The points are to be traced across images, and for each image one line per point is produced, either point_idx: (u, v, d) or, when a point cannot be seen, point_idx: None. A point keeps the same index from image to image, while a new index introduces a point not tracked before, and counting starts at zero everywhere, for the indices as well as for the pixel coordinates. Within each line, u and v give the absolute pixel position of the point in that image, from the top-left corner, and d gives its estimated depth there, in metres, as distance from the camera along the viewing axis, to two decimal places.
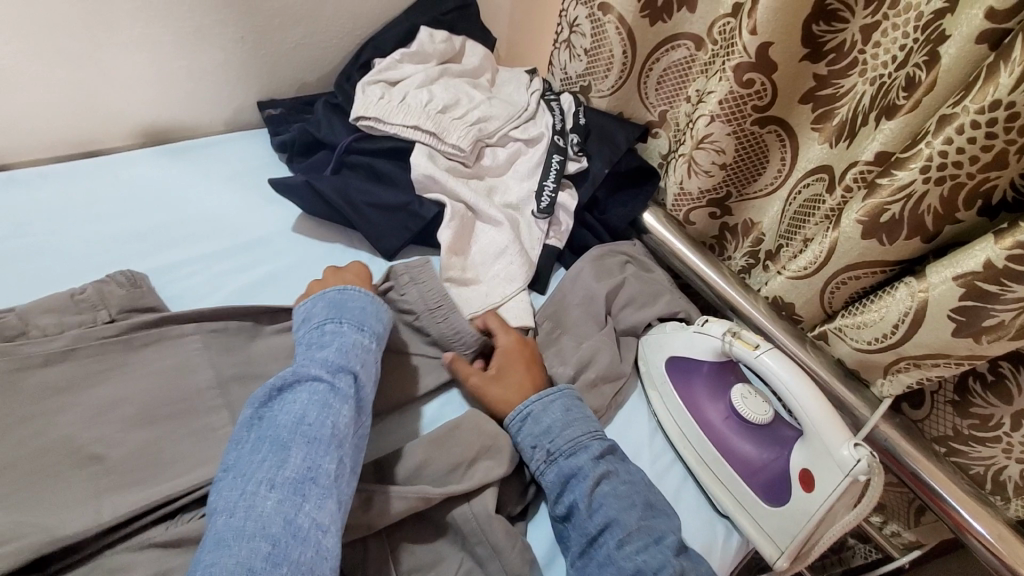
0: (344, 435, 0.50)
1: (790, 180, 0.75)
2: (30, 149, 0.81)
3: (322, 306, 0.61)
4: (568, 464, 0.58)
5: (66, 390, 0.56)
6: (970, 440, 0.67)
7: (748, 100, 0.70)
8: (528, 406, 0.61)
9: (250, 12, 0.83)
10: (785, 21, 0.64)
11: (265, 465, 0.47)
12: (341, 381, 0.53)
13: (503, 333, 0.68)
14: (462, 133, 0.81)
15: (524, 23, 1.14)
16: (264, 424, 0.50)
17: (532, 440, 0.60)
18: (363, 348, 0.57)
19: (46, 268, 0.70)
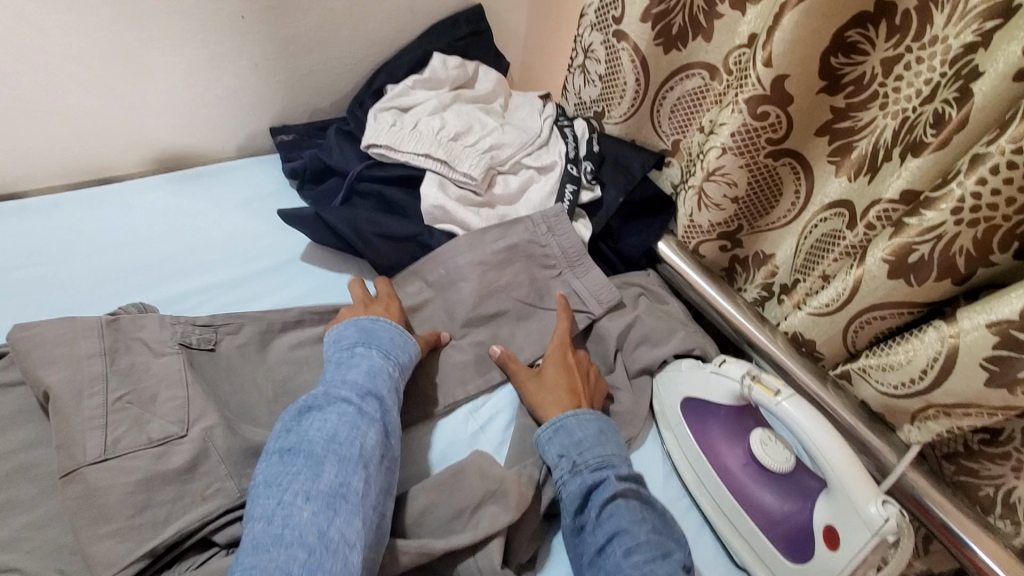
0: (372, 457, 0.51)
1: (806, 214, 0.72)
2: (44, 176, 0.81)
3: (355, 331, 0.63)
4: (592, 476, 0.56)
5: None
6: (982, 457, 0.62)
7: (762, 133, 0.68)
8: (565, 418, 0.61)
9: (263, 40, 0.84)
10: (801, 54, 0.62)
11: (300, 477, 0.47)
12: (368, 405, 0.54)
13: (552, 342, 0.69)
14: (474, 161, 0.80)
15: (539, 47, 1.13)
16: (295, 437, 0.50)
17: (560, 448, 0.59)
18: (387, 378, 0.59)
19: (55, 297, 0.70)
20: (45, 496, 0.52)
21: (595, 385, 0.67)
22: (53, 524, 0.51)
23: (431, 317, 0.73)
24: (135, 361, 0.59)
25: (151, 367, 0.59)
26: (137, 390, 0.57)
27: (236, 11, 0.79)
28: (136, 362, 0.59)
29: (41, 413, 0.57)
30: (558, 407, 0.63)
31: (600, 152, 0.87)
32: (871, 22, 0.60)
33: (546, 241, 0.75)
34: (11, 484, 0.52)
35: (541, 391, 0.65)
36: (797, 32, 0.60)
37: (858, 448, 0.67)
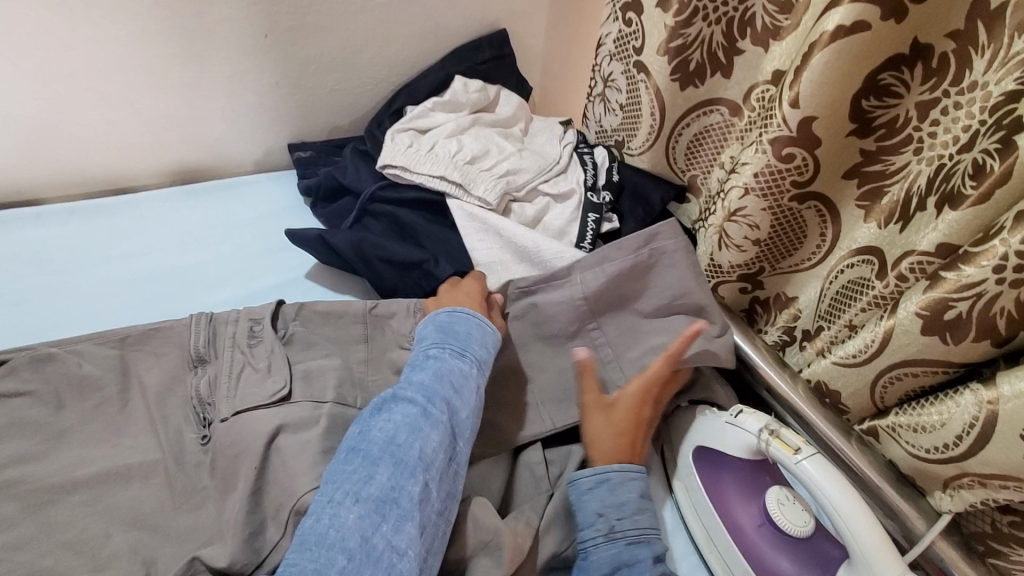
0: (435, 462, 0.49)
1: (830, 260, 0.69)
2: (66, 183, 0.82)
3: (434, 329, 0.61)
4: (628, 551, 0.53)
5: (59, 448, 0.54)
6: (1011, 540, 0.57)
7: (787, 175, 0.65)
8: (609, 473, 0.57)
9: (286, 59, 0.84)
10: (831, 95, 0.58)
11: (352, 477, 0.47)
12: (434, 407, 0.52)
13: (642, 377, 0.62)
14: (490, 185, 0.79)
15: (562, 74, 1.11)
16: (359, 436, 0.50)
17: (601, 506, 0.55)
18: (461, 374, 0.56)
19: (70, 306, 0.69)
20: (24, 516, 0.49)
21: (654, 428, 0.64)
22: (33, 546, 0.48)
23: None
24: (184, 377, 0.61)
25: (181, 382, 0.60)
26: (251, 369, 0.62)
27: (260, 30, 0.79)
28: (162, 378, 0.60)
29: (31, 426, 0.54)
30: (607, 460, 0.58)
31: (619, 182, 0.85)
32: (906, 64, 0.56)
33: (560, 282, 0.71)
34: None
35: (603, 427, 0.60)
36: (827, 73, 0.57)
37: (883, 510, 0.62)
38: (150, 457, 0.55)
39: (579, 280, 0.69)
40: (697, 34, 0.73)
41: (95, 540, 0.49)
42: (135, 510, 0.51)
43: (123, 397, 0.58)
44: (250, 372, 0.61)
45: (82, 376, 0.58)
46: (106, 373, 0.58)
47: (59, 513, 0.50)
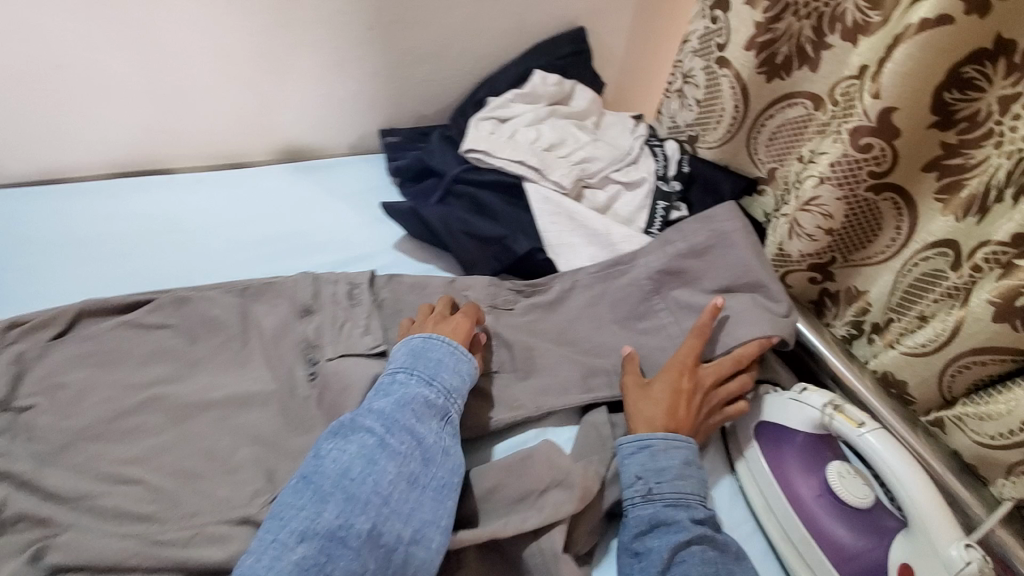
0: (388, 495, 0.49)
1: (905, 252, 0.69)
2: (188, 156, 0.92)
3: (403, 354, 0.61)
4: (665, 511, 0.57)
5: (193, 374, 0.63)
6: None
7: (864, 165, 0.67)
8: (652, 439, 0.60)
9: (386, 51, 0.92)
10: (914, 87, 0.61)
11: (300, 514, 0.46)
12: (392, 437, 0.52)
13: (683, 349, 0.66)
14: (565, 170, 0.86)
15: (634, 72, 1.16)
16: (313, 466, 0.50)
17: (640, 469, 0.59)
18: (425, 405, 0.56)
19: (195, 260, 0.78)
20: (170, 425, 0.58)
21: (714, 405, 0.65)
22: (177, 449, 0.57)
23: (507, 315, 0.76)
24: (292, 326, 0.69)
25: (292, 329, 0.69)
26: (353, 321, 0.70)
27: (366, 23, 0.88)
28: (275, 323, 0.68)
29: (173, 354, 0.64)
30: (648, 429, 0.62)
31: (690, 173, 0.89)
32: (990, 59, 0.58)
33: (628, 264, 0.77)
34: (143, 410, 0.59)
35: (642, 400, 0.64)
36: (910, 65, 0.60)
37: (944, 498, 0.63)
38: (267, 387, 0.63)
39: (645, 266, 0.76)
40: (786, 29, 0.77)
41: (225, 451, 0.57)
42: (256, 431, 0.60)
43: (244, 338, 0.67)
44: (350, 328, 0.69)
45: (213, 317, 0.67)
46: (230, 316, 0.67)
47: (196, 426, 0.59)
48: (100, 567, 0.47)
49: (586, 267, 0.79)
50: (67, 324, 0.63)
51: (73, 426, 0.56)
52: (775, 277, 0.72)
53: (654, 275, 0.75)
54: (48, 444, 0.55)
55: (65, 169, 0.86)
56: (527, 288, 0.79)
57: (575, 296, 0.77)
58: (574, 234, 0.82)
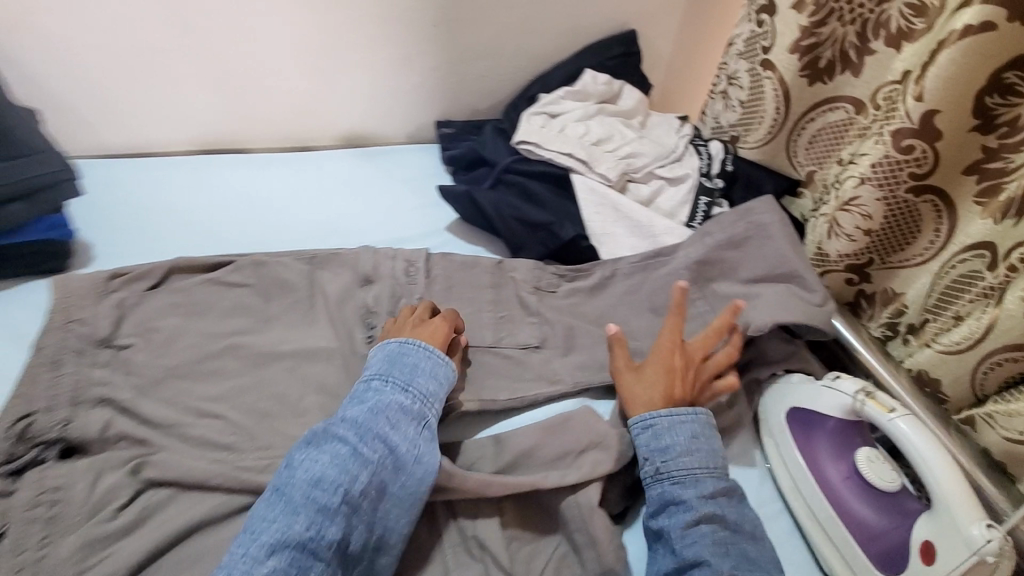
0: (357, 506, 0.51)
1: (945, 252, 0.71)
2: (261, 138, 1.00)
3: (380, 359, 0.62)
4: (673, 489, 0.59)
5: (266, 328, 0.69)
6: None
7: (905, 166, 0.70)
8: (653, 418, 0.63)
9: (448, 47, 0.99)
10: (956, 91, 0.63)
11: (270, 528, 0.48)
12: (364, 447, 0.53)
13: (666, 328, 0.68)
14: (611, 164, 0.90)
15: (681, 74, 1.19)
16: (285, 477, 0.51)
17: (647, 450, 0.62)
18: (400, 412, 0.57)
19: (267, 230, 0.85)
20: (247, 371, 0.65)
21: (706, 378, 0.67)
22: (253, 392, 0.63)
23: (550, 297, 0.80)
24: (353, 293, 0.75)
25: (354, 295, 0.75)
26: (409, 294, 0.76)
27: (431, 21, 0.95)
28: (339, 288, 0.74)
29: (249, 310, 0.70)
30: (645, 409, 0.64)
31: (733, 172, 0.92)
32: None
33: (670, 254, 0.81)
34: (225, 356, 0.65)
35: (634, 384, 0.66)
36: (952, 69, 0.62)
37: None
38: (330, 344, 0.69)
39: (686, 254, 0.79)
40: (831, 33, 0.80)
41: (294, 396, 0.64)
42: (321, 382, 0.66)
43: (311, 300, 0.73)
44: (407, 299, 0.75)
45: (285, 280, 0.73)
46: (300, 281, 0.74)
47: (270, 373, 0.65)
48: (190, 481, 0.54)
49: (627, 256, 0.83)
50: (160, 278, 0.70)
51: (166, 365, 0.63)
52: (813, 271, 0.75)
53: (694, 264, 0.78)
54: (144, 377, 0.62)
55: (156, 145, 0.94)
56: (571, 273, 0.83)
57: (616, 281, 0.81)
58: (617, 224, 0.87)
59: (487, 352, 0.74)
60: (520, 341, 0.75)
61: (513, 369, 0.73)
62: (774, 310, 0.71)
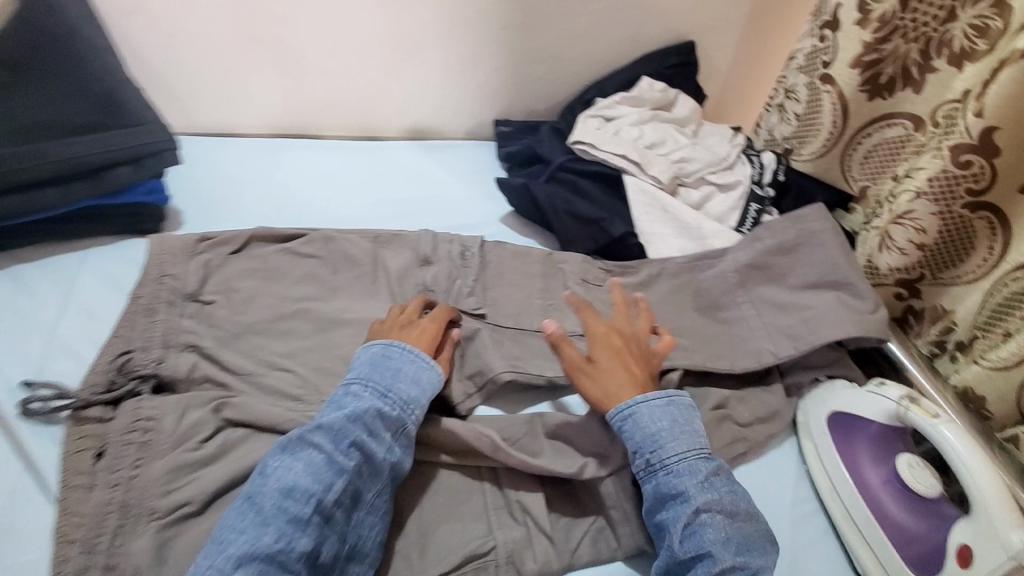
0: (330, 515, 0.51)
1: (999, 270, 0.71)
2: (333, 126, 1.06)
3: (361, 362, 0.61)
4: (668, 481, 0.59)
5: (332, 297, 0.75)
6: None
7: (962, 181, 0.70)
8: (635, 407, 0.62)
9: (513, 50, 1.04)
10: (1018, 108, 0.64)
11: (239, 539, 0.48)
12: (339, 455, 0.53)
13: (592, 320, 0.70)
14: (663, 168, 0.93)
15: (736, 87, 1.22)
16: (257, 485, 0.51)
17: (636, 444, 0.61)
18: (379, 419, 0.57)
19: (336, 210, 0.91)
20: (316, 333, 0.70)
21: (648, 352, 0.69)
22: (320, 353, 0.68)
23: (597, 290, 0.83)
24: (412, 271, 0.80)
25: (413, 273, 0.80)
26: (464, 276, 0.81)
27: (500, 24, 1.00)
28: (400, 266, 0.79)
29: (318, 279, 0.76)
30: (620, 399, 0.64)
31: (785, 182, 0.94)
32: None
33: (717, 257, 0.83)
34: (295, 318, 0.71)
35: (596, 378, 0.66)
36: (1014, 87, 0.63)
37: None
38: (390, 316, 0.74)
39: (732, 261, 0.82)
40: (893, 50, 0.81)
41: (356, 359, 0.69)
42: None
43: (374, 275, 0.78)
44: (462, 282, 0.80)
45: (351, 255, 0.78)
46: (364, 256, 0.79)
47: (335, 337, 0.70)
48: (264, 424, 0.59)
49: (674, 256, 0.85)
50: (242, 244, 0.76)
51: (244, 321, 0.69)
52: (863, 279, 0.76)
53: (741, 267, 0.80)
54: (224, 331, 0.68)
55: (239, 126, 1.02)
56: (617, 269, 0.86)
57: (663, 277, 0.84)
58: (666, 226, 0.89)
59: (535, 335, 0.77)
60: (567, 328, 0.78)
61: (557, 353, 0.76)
62: (825, 326, 0.74)
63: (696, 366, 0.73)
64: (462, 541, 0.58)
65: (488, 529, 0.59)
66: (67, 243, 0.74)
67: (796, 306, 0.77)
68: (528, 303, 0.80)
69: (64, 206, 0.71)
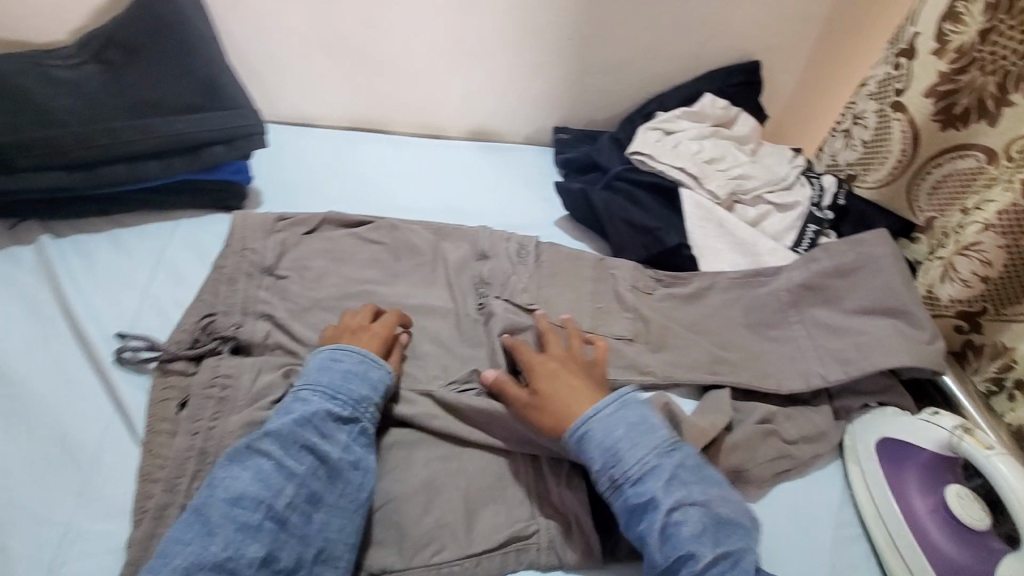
0: (285, 520, 0.51)
1: None
2: (399, 122, 1.11)
3: (310, 368, 0.62)
4: (636, 491, 0.56)
5: (393, 282, 0.78)
6: None
7: None
8: (587, 421, 0.60)
9: (579, 60, 1.06)
10: None
11: (187, 550, 0.48)
12: (288, 459, 0.54)
13: (524, 351, 0.69)
14: (721, 184, 0.94)
15: (798, 109, 1.21)
16: (206, 497, 0.51)
17: (596, 464, 0.58)
18: (327, 421, 0.57)
19: (400, 202, 0.96)
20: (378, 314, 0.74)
21: (590, 370, 0.68)
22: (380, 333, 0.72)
23: (647, 297, 0.84)
24: (469, 264, 0.83)
25: (470, 266, 0.83)
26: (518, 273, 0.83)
27: (569, 35, 1.03)
28: (459, 258, 0.83)
29: (382, 265, 0.80)
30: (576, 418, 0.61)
31: (845, 207, 0.94)
32: None
33: (771, 275, 0.83)
34: (360, 299, 0.75)
35: (550, 401, 0.63)
36: None
37: None
38: (447, 305, 0.77)
39: (786, 280, 0.82)
40: (970, 82, 0.80)
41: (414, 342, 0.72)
42: (437, 335, 0.74)
43: (433, 265, 0.82)
44: (517, 278, 0.82)
45: (413, 244, 0.82)
46: (425, 246, 0.82)
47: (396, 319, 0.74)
48: None
49: (727, 271, 0.86)
50: (315, 226, 0.81)
51: (313, 297, 0.73)
52: (921, 309, 0.76)
53: (795, 287, 0.80)
54: (296, 304, 0.72)
55: (314, 117, 1.08)
56: (667, 279, 0.86)
57: (714, 290, 0.84)
58: (720, 240, 0.90)
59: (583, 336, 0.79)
60: (616, 332, 0.79)
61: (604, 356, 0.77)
62: (881, 350, 0.73)
63: (740, 382, 0.75)
64: (507, 522, 0.60)
65: (532, 514, 0.61)
66: (159, 212, 0.80)
67: (850, 330, 0.77)
68: (580, 304, 0.81)
69: (163, 178, 0.77)
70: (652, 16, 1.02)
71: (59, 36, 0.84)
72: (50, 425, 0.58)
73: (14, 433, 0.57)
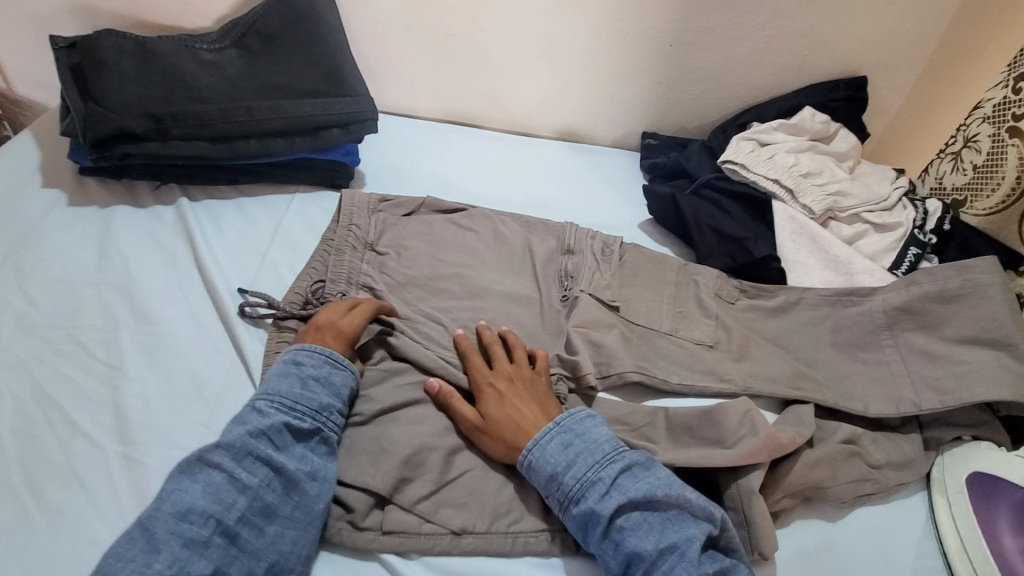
0: (234, 535, 0.52)
1: None
2: (494, 118, 1.16)
3: (274, 374, 0.63)
4: (580, 508, 0.58)
5: (481, 268, 0.82)
6: None
7: None
8: (531, 444, 0.61)
9: (676, 66, 1.07)
10: None
11: (128, 565, 0.48)
12: (240, 471, 0.55)
13: (477, 366, 0.69)
14: (816, 199, 0.91)
15: (903, 130, 1.16)
16: (153, 510, 0.52)
17: (544, 487, 0.60)
18: (284, 433, 0.59)
19: (490, 194, 1.00)
20: (467, 296, 0.78)
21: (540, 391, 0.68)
22: (468, 314, 0.76)
23: (730, 306, 0.84)
24: (554, 258, 0.86)
25: (555, 259, 0.85)
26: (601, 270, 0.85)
27: (669, 40, 1.03)
28: (545, 250, 0.85)
29: (472, 250, 0.84)
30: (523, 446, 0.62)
31: (949, 232, 0.90)
32: None
33: (866, 295, 0.80)
34: (451, 280, 0.79)
35: (500, 424, 0.64)
36: None
37: None
38: (532, 294, 0.80)
39: (881, 301, 0.79)
40: None
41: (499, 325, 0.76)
42: (521, 321, 0.78)
43: (520, 255, 0.85)
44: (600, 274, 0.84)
45: (503, 233, 0.86)
46: (514, 237, 0.86)
47: (484, 302, 0.78)
48: None
49: (816, 287, 0.84)
50: (413, 209, 0.87)
51: (409, 275, 0.79)
52: None
53: (891, 309, 0.77)
54: (395, 280, 0.78)
55: (415, 108, 1.15)
56: (752, 291, 0.85)
57: (801, 304, 0.82)
58: (811, 255, 0.88)
59: (663, 337, 0.79)
60: (696, 336, 0.80)
61: (682, 359, 0.77)
62: (978, 383, 0.70)
63: (823, 402, 0.73)
64: None
65: None
66: (278, 185, 0.88)
67: (947, 358, 0.73)
68: (660, 305, 0.82)
69: (287, 155, 0.85)
70: (756, 25, 1.01)
71: (204, 22, 0.94)
72: (181, 364, 0.66)
73: (154, 368, 0.65)
